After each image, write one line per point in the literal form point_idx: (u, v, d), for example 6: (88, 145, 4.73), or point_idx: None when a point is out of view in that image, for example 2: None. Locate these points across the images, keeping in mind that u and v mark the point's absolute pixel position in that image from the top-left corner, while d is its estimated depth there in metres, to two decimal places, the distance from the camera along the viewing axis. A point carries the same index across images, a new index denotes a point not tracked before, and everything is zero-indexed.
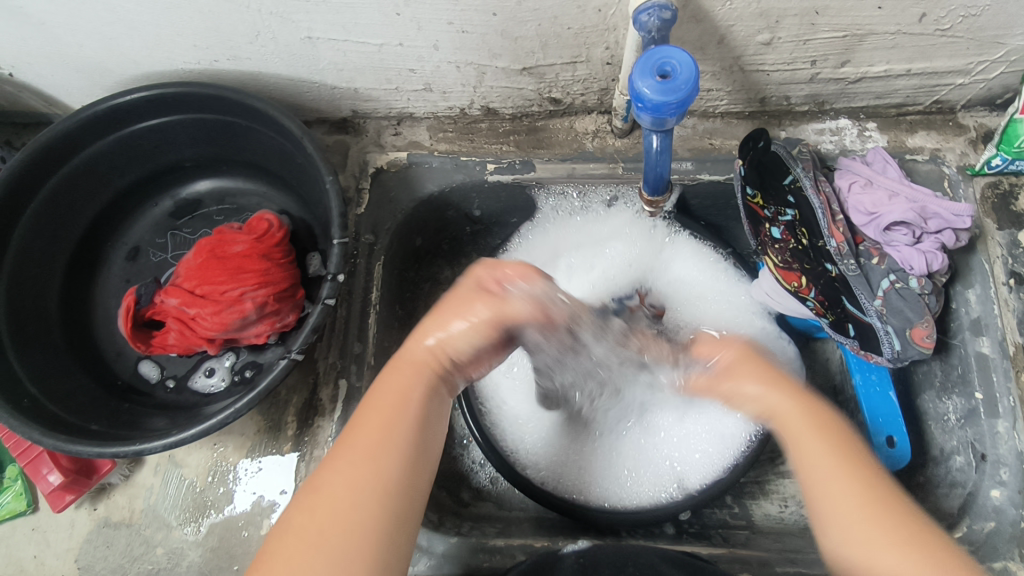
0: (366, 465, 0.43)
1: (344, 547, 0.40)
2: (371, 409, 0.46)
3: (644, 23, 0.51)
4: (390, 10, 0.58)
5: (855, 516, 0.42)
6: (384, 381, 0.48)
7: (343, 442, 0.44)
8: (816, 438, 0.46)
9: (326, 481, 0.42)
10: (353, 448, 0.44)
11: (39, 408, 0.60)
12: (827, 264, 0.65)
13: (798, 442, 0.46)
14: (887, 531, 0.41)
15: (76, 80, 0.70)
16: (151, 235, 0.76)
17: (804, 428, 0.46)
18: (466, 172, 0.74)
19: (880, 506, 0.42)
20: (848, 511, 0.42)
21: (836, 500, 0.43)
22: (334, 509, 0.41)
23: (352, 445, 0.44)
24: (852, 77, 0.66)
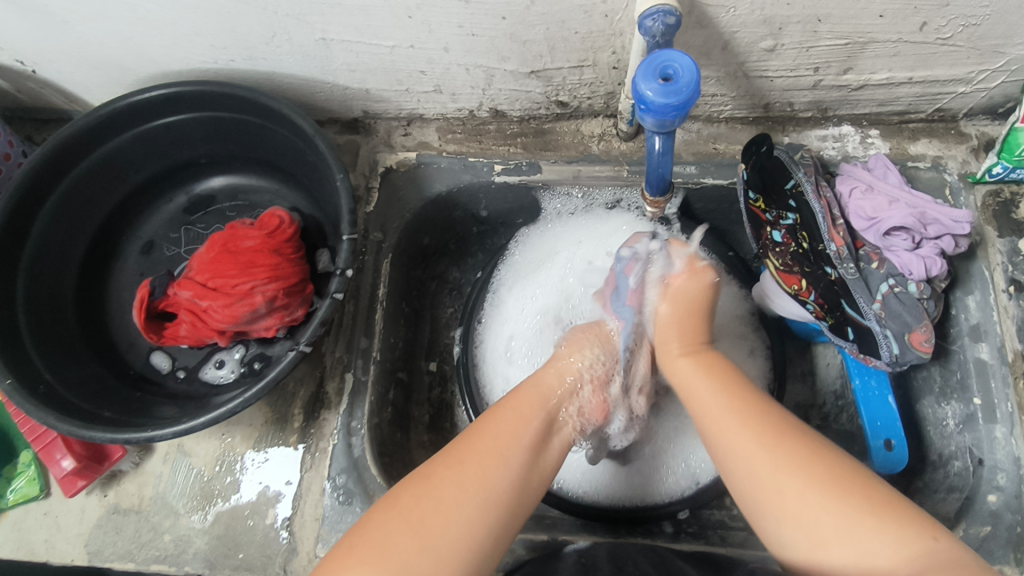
0: (493, 491, 0.49)
1: (425, 563, 0.44)
2: (501, 437, 0.52)
3: (648, 28, 0.52)
4: (401, 13, 0.60)
5: (753, 451, 0.47)
6: (497, 420, 0.53)
7: (490, 468, 0.49)
8: (715, 392, 0.52)
9: (417, 496, 0.47)
10: (475, 470, 0.49)
11: (54, 395, 0.61)
12: (826, 268, 0.65)
13: (709, 406, 0.51)
14: (793, 466, 0.45)
15: (96, 77, 0.72)
16: (165, 230, 0.78)
17: (716, 387, 0.52)
18: (473, 173, 0.76)
19: (775, 439, 0.47)
20: (741, 441, 0.48)
21: (730, 440, 0.48)
22: (400, 524, 0.46)
23: (460, 466, 0.49)
24: (855, 84, 0.67)
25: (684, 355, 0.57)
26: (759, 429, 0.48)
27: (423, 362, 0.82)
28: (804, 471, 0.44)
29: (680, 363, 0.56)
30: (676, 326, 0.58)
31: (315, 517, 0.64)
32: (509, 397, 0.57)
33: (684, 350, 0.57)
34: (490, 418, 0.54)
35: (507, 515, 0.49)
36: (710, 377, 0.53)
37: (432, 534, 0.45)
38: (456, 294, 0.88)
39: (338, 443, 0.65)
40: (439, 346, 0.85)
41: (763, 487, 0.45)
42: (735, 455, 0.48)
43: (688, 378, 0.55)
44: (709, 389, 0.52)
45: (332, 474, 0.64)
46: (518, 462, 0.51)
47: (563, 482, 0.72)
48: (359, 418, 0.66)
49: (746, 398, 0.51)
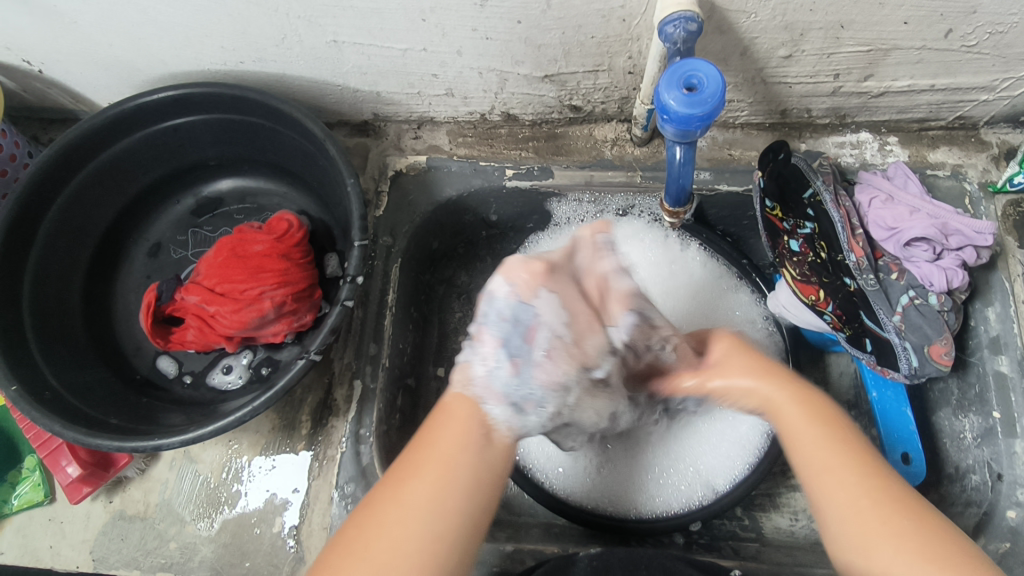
0: (444, 504, 0.44)
1: None
2: (371, 540, 0.43)
3: (669, 34, 0.51)
4: (415, 16, 0.59)
5: (869, 512, 0.43)
6: (370, 515, 0.44)
7: (435, 480, 0.45)
8: (817, 432, 0.47)
9: (367, 522, 0.44)
10: (444, 464, 0.46)
11: (60, 401, 0.60)
12: (845, 279, 0.64)
13: (797, 430, 0.48)
14: (900, 535, 0.42)
15: (105, 78, 0.71)
16: (172, 232, 0.77)
17: (788, 400, 0.50)
18: (484, 177, 0.75)
19: (896, 509, 0.43)
20: (851, 496, 0.44)
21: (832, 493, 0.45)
22: (358, 552, 0.42)
23: (405, 482, 0.45)
24: (875, 91, 0.66)
25: (782, 391, 0.50)
26: (884, 491, 0.44)
27: (431, 367, 0.82)
28: (927, 550, 0.41)
29: (778, 391, 0.50)
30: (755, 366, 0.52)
31: (323, 526, 0.63)
32: (442, 405, 0.51)
33: (780, 380, 0.51)
34: (366, 511, 0.45)
35: (482, 507, 0.46)
36: (815, 420, 0.48)
37: (388, 561, 0.41)
38: (465, 298, 0.87)
39: (347, 451, 0.64)
40: (447, 351, 0.84)
41: (855, 541, 0.43)
42: (832, 501, 0.44)
43: (784, 409, 0.50)
44: (810, 434, 0.47)
45: (341, 483, 0.63)
46: (466, 466, 0.46)
47: (571, 492, 0.71)
48: (368, 425, 0.65)
49: (854, 444, 0.46)
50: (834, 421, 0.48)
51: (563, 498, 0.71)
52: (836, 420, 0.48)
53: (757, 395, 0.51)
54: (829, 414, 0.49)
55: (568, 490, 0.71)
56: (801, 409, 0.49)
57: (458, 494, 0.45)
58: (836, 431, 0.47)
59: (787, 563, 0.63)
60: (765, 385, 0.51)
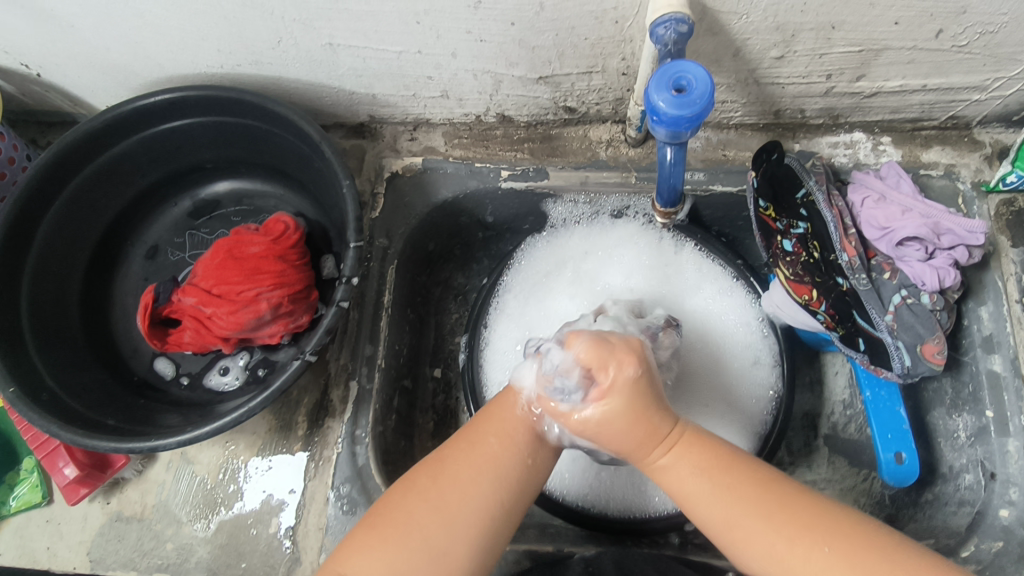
0: (504, 472, 0.49)
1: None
2: (411, 516, 0.46)
3: (660, 36, 0.52)
4: (409, 19, 0.59)
5: (785, 550, 0.43)
6: (413, 491, 0.47)
7: (501, 448, 0.50)
8: (713, 489, 0.47)
9: (432, 477, 0.48)
10: (486, 450, 0.50)
11: (57, 403, 0.61)
12: (838, 278, 0.65)
13: (698, 499, 0.47)
14: (830, 564, 0.42)
15: (102, 81, 0.71)
16: (169, 235, 0.78)
17: (684, 470, 0.48)
18: (480, 178, 0.75)
19: (803, 530, 0.44)
20: (764, 542, 0.44)
21: (746, 544, 0.45)
22: (422, 505, 0.46)
23: (472, 449, 0.50)
24: (868, 92, 0.67)
25: (665, 453, 0.49)
26: (782, 516, 0.44)
27: (427, 368, 0.82)
28: (859, 571, 0.42)
29: (668, 466, 0.48)
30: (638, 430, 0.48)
31: (319, 526, 0.63)
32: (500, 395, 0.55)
33: (663, 449, 0.49)
34: (409, 486, 0.48)
35: (518, 497, 0.49)
36: (700, 471, 0.48)
37: (450, 516, 0.46)
38: (461, 300, 0.87)
39: (342, 452, 0.65)
40: (443, 353, 0.85)
41: None
42: (760, 561, 0.44)
43: (681, 484, 0.48)
44: (700, 493, 0.47)
45: (337, 483, 0.64)
46: (524, 439, 0.51)
47: (567, 494, 0.71)
48: (364, 426, 0.66)
49: (753, 485, 0.46)
50: (717, 460, 0.48)
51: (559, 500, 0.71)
52: (726, 466, 0.48)
53: (665, 481, 0.49)
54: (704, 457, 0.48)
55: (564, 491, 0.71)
56: (698, 478, 0.47)
57: (498, 480, 0.48)
58: (729, 479, 0.47)
59: None
60: (656, 457, 0.49)
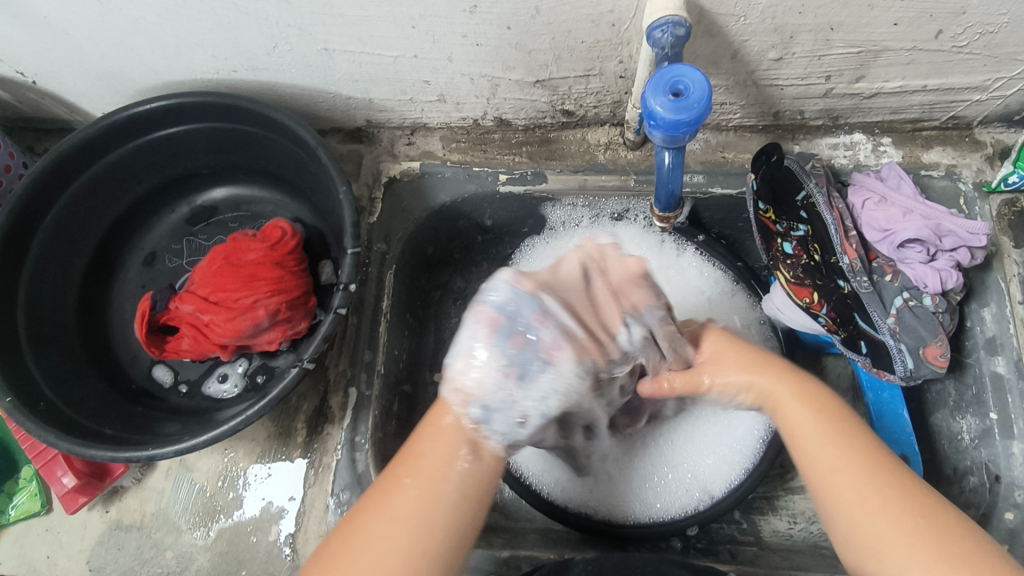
0: (432, 511, 0.44)
1: None
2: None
3: (657, 40, 0.51)
4: (405, 23, 0.59)
5: (880, 515, 0.43)
6: (333, 552, 0.43)
7: (415, 485, 0.45)
8: (823, 430, 0.47)
9: (345, 538, 0.44)
10: (399, 492, 0.45)
11: (54, 412, 0.60)
12: (839, 281, 0.64)
13: (807, 436, 0.47)
14: (915, 532, 0.42)
15: (98, 88, 0.71)
16: (167, 241, 0.77)
17: (796, 403, 0.49)
18: (478, 182, 0.75)
19: (901, 500, 0.43)
20: (858, 496, 0.44)
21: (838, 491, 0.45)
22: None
23: (383, 499, 0.45)
24: (867, 92, 0.66)
25: (797, 396, 0.49)
26: (886, 481, 0.44)
27: (427, 373, 0.82)
28: (940, 550, 0.41)
29: (786, 400, 0.49)
30: (737, 356, 0.53)
31: (319, 534, 0.63)
32: (429, 412, 0.50)
33: (783, 382, 0.50)
34: (330, 546, 0.44)
35: (454, 534, 0.44)
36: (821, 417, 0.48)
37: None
38: (461, 303, 0.87)
39: (341, 458, 0.64)
40: (443, 357, 0.84)
41: (868, 543, 0.43)
42: (840, 505, 0.44)
43: (791, 413, 0.49)
44: (818, 434, 0.47)
45: (336, 490, 0.63)
46: (440, 486, 0.45)
47: (567, 501, 0.71)
48: (363, 432, 0.65)
49: (862, 440, 0.46)
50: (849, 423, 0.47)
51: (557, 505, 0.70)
52: (836, 414, 0.48)
53: (776, 405, 0.50)
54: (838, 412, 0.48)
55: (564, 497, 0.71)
56: (811, 417, 0.48)
57: (428, 518, 0.44)
58: (836, 426, 0.47)
59: (783, 567, 0.63)
60: (771, 386, 0.50)
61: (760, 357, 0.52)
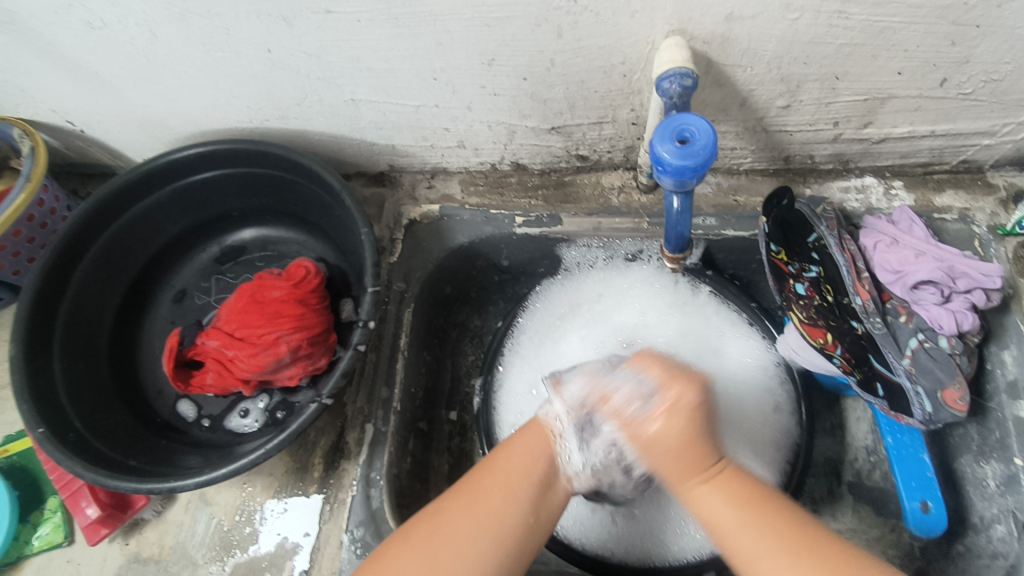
0: (505, 529, 0.49)
1: None
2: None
3: (666, 89, 0.53)
4: (427, 75, 0.63)
5: None
6: (401, 552, 0.47)
7: (502, 503, 0.50)
8: (742, 525, 0.47)
9: (430, 531, 0.48)
10: (485, 505, 0.49)
11: (82, 443, 0.62)
12: (853, 322, 0.64)
13: (730, 531, 0.47)
14: None
15: (139, 136, 0.76)
16: (197, 279, 0.81)
17: (711, 496, 0.49)
18: (496, 224, 0.77)
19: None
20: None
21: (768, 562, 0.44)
22: (415, 560, 0.46)
23: (472, 504, 0.49)
24: (875, 138, 0.68)
25: (707, 486, 0.49)
26: (810, 558, 0.43)
27: (443, 411, 0.83)
28: None
29: (703, 492, 0.49)
30: (683, 454, 0.50)
31: (332, 570, 0.63)
32: (520, 433, 0.57)
33: (703, 476, 0.50)
34: (398, 545, 0.48)
35: (516, 556, 0.49)
36: (737, 506, 0.48)
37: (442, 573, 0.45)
38: (477, 342, 0.88)
39: (357, 493, 0.65)
40: (459, 395, 0.85)
41: None
42: None
43: (711, 511, 0.48)
44: (739, 527, 0.47)
45: (350, 527, 0.63)
46: (528, 495, 0.51)
47: (584, 542, 0.70)
48: (378, 468, 0.66)
49: (780, 520, 0.46)
50: (757, 505, 0.47)
51: (574, 546, 0.69)
52: (751, 500, 0.48)
53: (696, 503, 0.49)
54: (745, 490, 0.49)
55: (580, 538, 0.70)
56: (727, 508, 0.48)
57: (500, 540, 0.48)
58: (751, 517, 0.47)
59: None
60: (692, 483, 0.50)
61: (695, 444, 0.50)
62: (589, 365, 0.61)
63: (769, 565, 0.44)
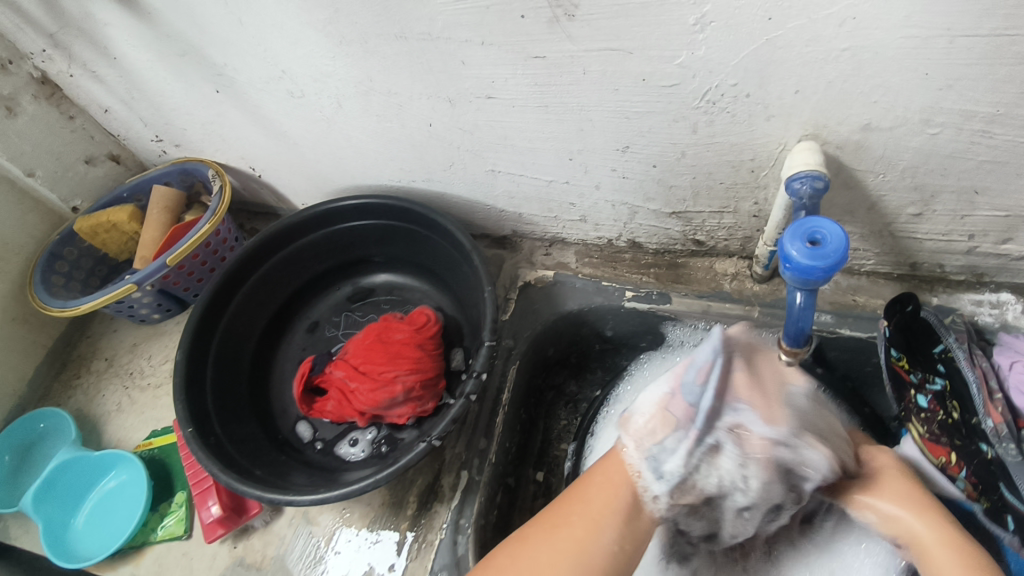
0: (588, 560, 0.52)
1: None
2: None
3: (796, 190, 0.56)
4: (564, 156, 0.69)
5: None
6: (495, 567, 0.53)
7: (585, 534, 0.53)
8: None
9: (514, 556, 0.52)
10: (567, 534, 0.53)
11: (219, 446, 0.70)
12: (982, 444, 0.60)
13: None
14: None
15: (305, 185, 0.88)
16: (330, 313, 0.90)
17: (942, 551, 0.51)
18: (606, 296, 0.80)
19: None
20: None
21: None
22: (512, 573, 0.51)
23: (553, 532, 0.53)
24: (1016, 255, 0.65)
25: (947, 548, 0.51)
26: None
27: (531, 470, 0.84)
28: None
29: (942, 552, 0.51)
30: (928, 518, 0.54)
31: None
32: (599, 463, 0.59)
33: (945, 540, 0.52)
34: (502, 556, 0.53)
35: None
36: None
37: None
38: (572, 407, 0.90)
39: (445, 538, 0.67)
40: (548, 457, 0.87)
41: None
42: None
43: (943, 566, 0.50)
44: None
45: (435, 569, 0.66)
46: (614, 527, 0.54)
47: None
48: (468, 516, 0.68)
49: None
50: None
51: None
52: None
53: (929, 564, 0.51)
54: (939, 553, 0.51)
55: None
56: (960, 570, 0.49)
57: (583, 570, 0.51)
58: None
59: None
60: (921, 535, 0.53)
61: (934, 514, 0.54)
62: (657, 387, 0.56)
63: None
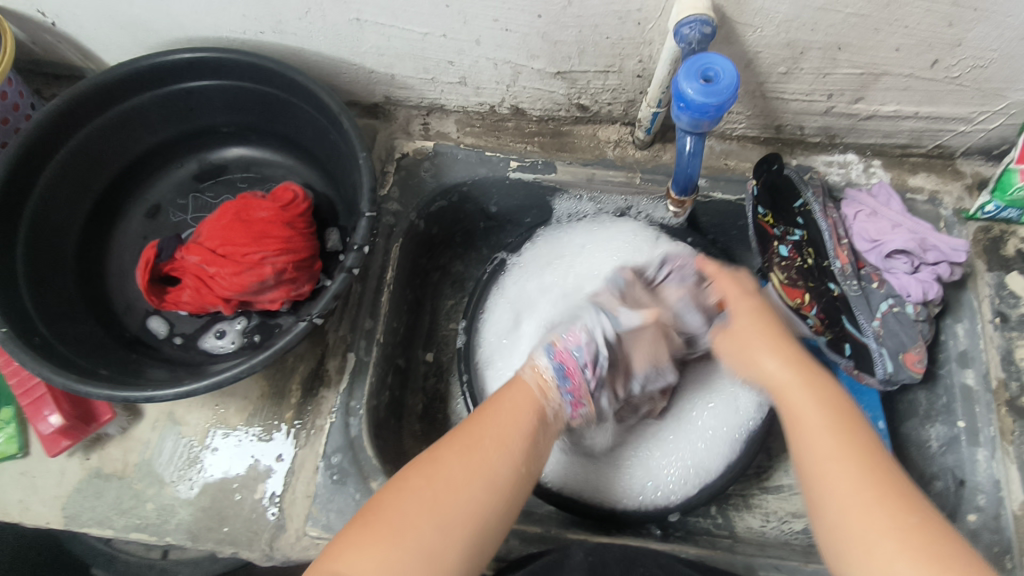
0: (494, 474, 0.51)
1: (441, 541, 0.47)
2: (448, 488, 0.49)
3: (684, 36, 0.54)
4: (439, 1, 0.61)
5: (870, 505, 0.45)
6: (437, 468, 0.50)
7: (494, 451, 0.52)
8: (828, 424, 0.49)
9: (425, 478, 0.49)
10: (479, 457, 0.51)
11: (50, 349, 0.59)
12: (829, 284, 0.68)
13: (813, 427, 0.50)
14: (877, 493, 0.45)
15: (120, 37, 0.71)
16: (173, 195, 0.77)
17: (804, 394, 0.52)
18: (490, 167, 0.77)
19: (880, 480, 0.46)
20: (831, 454, 0.48)
21: (835, 479, 0.47)
22: (416, 502, 0.48)
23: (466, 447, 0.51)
24: (863, 114, 0.71)
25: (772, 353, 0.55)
26: (875, 477, 0.46)
27: (420, 351, 0.82)
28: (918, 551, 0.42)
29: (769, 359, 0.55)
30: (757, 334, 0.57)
31: (306, 494, 0.63)
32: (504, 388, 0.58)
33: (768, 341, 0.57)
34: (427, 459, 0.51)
35: (514, 491, 0.52)
36: (829, 413, 0.50)
37: (416, 542, 0.46)
38: (458, 286, 0.88)
39: (336, 421, 0.65)
40: (437, 337, 0.85)
41: (849, 529, 0.45)
42: (827, 489, 0.47)
43: (802, 406, 0.51)
44: (829, 438, 0.48)
45: (327, 453, 0.64)
46: (521, 447, 0.53)
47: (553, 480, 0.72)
48: (358, 398, 0.66)
49: (882, 460, 0.47)
50: (830, 384, 0.52)
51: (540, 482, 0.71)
52: (841, 417, 0.50)
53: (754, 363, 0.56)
54: (833, 397, 0.51)
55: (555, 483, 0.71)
56: (821, 413, 0.50)
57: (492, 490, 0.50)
58: (849, 432, 0.49)
59: (761, 555, 0.63)
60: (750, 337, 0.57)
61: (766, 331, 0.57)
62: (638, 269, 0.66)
63: (831, 470, 0.47)
